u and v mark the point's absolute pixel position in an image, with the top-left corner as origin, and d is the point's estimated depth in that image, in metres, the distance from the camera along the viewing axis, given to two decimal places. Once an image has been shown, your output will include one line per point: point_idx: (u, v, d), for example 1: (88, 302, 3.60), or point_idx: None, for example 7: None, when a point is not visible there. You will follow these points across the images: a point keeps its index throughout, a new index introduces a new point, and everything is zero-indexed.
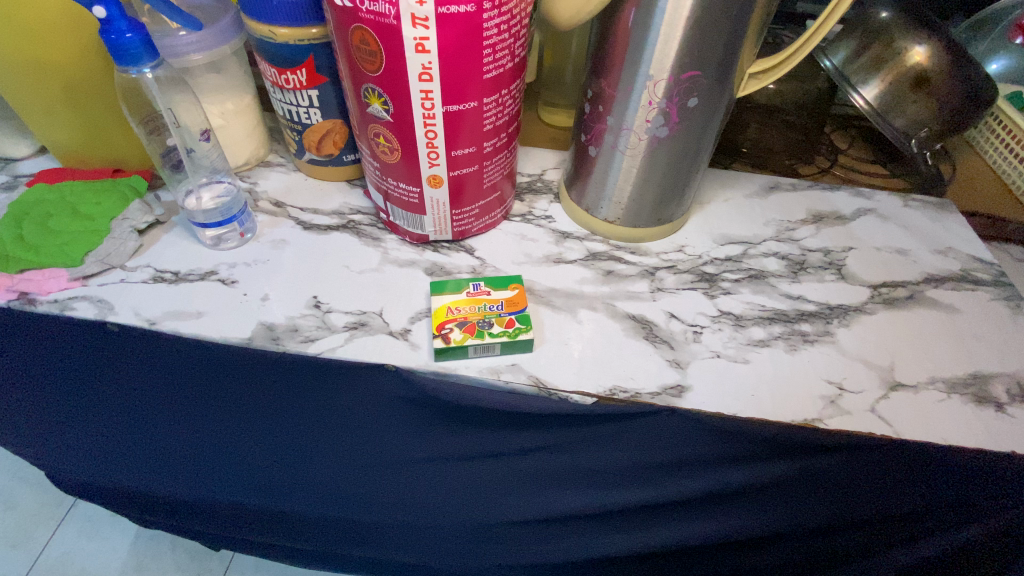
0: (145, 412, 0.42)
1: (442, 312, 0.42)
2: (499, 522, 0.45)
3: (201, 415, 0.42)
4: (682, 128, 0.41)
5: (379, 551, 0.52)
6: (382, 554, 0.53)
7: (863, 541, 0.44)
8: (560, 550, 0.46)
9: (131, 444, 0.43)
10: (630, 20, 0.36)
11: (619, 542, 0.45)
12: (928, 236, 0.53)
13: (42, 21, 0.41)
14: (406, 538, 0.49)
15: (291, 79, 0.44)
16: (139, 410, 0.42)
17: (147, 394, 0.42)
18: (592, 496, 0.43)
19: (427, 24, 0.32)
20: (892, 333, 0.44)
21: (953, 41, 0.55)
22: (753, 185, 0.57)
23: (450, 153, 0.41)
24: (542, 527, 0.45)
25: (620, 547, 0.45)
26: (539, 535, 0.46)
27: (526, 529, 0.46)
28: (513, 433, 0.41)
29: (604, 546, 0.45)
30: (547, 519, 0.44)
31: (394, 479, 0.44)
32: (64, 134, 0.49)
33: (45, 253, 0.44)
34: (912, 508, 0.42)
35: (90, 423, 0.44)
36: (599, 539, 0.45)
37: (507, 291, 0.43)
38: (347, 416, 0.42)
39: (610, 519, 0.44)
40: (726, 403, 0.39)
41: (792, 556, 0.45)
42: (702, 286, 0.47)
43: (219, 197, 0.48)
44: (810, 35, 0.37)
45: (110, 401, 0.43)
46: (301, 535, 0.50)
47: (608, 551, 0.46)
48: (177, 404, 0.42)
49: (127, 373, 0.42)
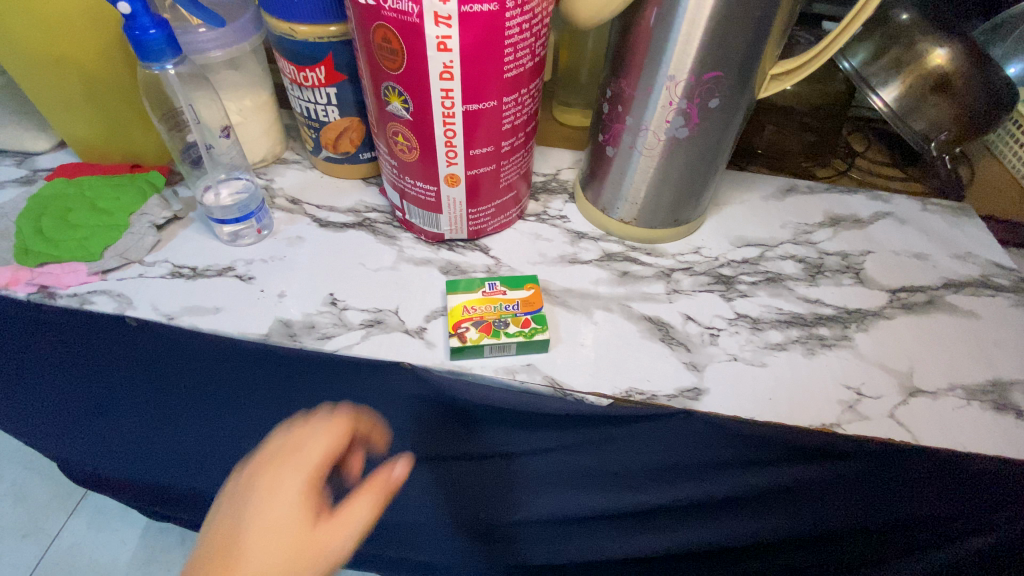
0: (156, 401, 0.43)
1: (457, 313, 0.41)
2: (505, 522, 0.46)
3: (205, 411, 0.43)
4: (702, 129, 0.40)
5: (390, 544, 0.53)
6: (394, 548, 0.54)
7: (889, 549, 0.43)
8: (564, 551, 0.47)
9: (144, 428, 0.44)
10: (652, 20, 0.36)
11: (626, 546, 0.45)
12: (947, 241, 0.52)
13: (65, 20, 0.41)
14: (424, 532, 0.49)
15: (310, 76, 0.44)
16: (154, 399, 0.43)
17: (154, 385, 0.43)
18: (599, 500, 0.43)
19: (450, 23, 0.32)
20: (911, 338, 0.44)
21: (972, 44, 0.54)
22: (770, 187, 0.57)
23: (468, 152, 0.40)
24: (548, 530, 0.46)
25: (622, 551, 0.45)
26: (558, 536, 0.46)
27: (532, 531, 0.46)
28: (530, 433, 0.41)
29: (609, 548, 0.46)
30: (553, 521, 0.45)
31: (407, 477, 0.45)
32: (83, 130, 0.49)
33: (65, 249, 0.44)
34: (938, 517, 0.41)
35: (100, 421, 0.45)
36: (603, 542, 0.45)
37: (524, 291, 0.43)
38: None
39: (616, 522, 0.44)
40: (744, 406, 0.39)
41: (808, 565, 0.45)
42: (718, 288, 0.47)
43: (237, 193, 0.48)
44: (835, 37, 0.37)
45: (119, 389, 0.43)
46: None
47: (610, 554, 0.46)
48: (184, 398, 0.43)
49: (142, 359, 0.42)
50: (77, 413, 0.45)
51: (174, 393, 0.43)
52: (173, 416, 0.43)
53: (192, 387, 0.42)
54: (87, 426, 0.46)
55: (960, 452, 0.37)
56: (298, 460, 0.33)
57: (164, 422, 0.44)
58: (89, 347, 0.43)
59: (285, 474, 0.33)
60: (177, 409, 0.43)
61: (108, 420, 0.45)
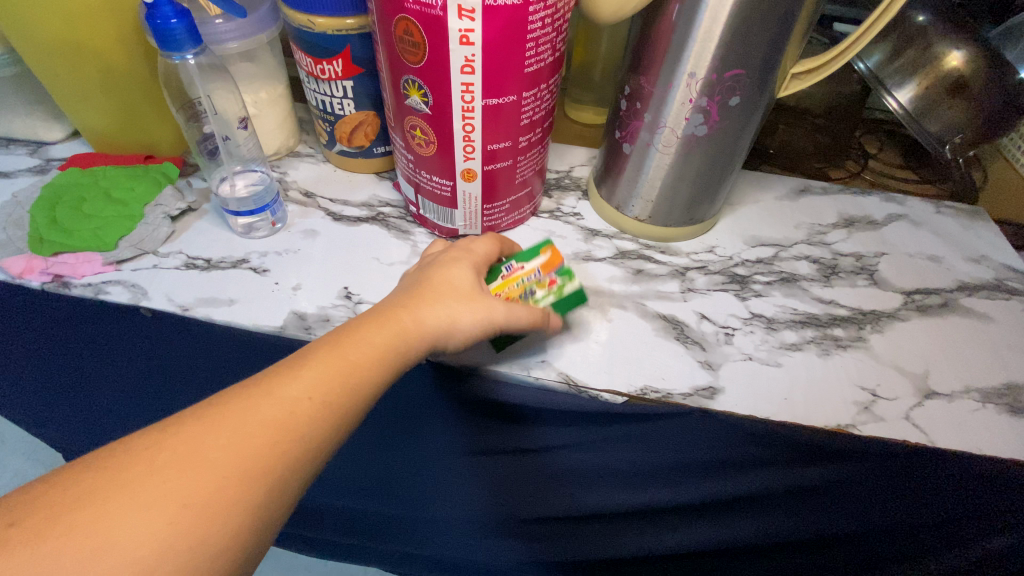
0: (198, 374, 0.47)
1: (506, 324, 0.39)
2: (541, 512, 0.50)
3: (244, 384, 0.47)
4: (721, 127, 0.40)
5: (429, 527, 0.58)
6: (430, 530, 0.58)
7: (909, 543, 0.46)
8: (598, 538, 0.51)
9: (192, 393, 0.49)
10: (674, 16, 0.36)
11: (654, 535, 0.50)
12: (960, 243, 0.52)
13: (82, 8, 0.41)
14: (473, 519, 0.54)
15: (327, 69, 0.44)
16: (196, 373, 0.47)
17: (192, 363, 0.45)
18: (626, 494, 0.47)
19: (473, 16, 0.32)
20: (926, 341, 0.43)
21: (990, 46, 0.54)
22: (783, 188, 0.57)
23: (486, 147, 0.40)
24: (582, 520, 0.50)
25: (654, 540, 0.50)
26: (599, 527, 0.50)
27: (568, 522, 0.50)
28: (551, 429, 0.43)
29: (639, 536, 0.50)
30: (586, 513, 0.49)
31: (442, 466, 0.49)
32: (98, 120, 0.49)
33: (78, 238, 0.44)
34: (957, 514, 0.42)
35: (148, 392, 0.49)
36: (633, 531, 0.50)
37: (545, 257, 0.40)
38: (394, 412, 0.46)
39: (642, 514, 0.48)
40: (761, 406, 0.38)
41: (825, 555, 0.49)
42: (733, 288, 0.47)
43: (253, 185, 0.48)
44: (858, 36, 0.36)
45: (157, 367, 0.46)
46: (355, 491, 0.56)
47: (643, 543, 0.50)
48: (222, 373, 0.46)
49: (166, 344, 0.44)
50: (119, 386, 0.49)
51: (211, 369, 0.46)
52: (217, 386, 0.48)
53: (229, 366, 0.45)
54: (133, 396, 0.50)
55: (973, 455, 0.37)
56: (477, 254, 0.38)
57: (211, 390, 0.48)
58: (115, 335, 0.44)
59: (471, 255, 0.38)
60: (220, 381, 0.47)
61: (153, 390, 0.49)
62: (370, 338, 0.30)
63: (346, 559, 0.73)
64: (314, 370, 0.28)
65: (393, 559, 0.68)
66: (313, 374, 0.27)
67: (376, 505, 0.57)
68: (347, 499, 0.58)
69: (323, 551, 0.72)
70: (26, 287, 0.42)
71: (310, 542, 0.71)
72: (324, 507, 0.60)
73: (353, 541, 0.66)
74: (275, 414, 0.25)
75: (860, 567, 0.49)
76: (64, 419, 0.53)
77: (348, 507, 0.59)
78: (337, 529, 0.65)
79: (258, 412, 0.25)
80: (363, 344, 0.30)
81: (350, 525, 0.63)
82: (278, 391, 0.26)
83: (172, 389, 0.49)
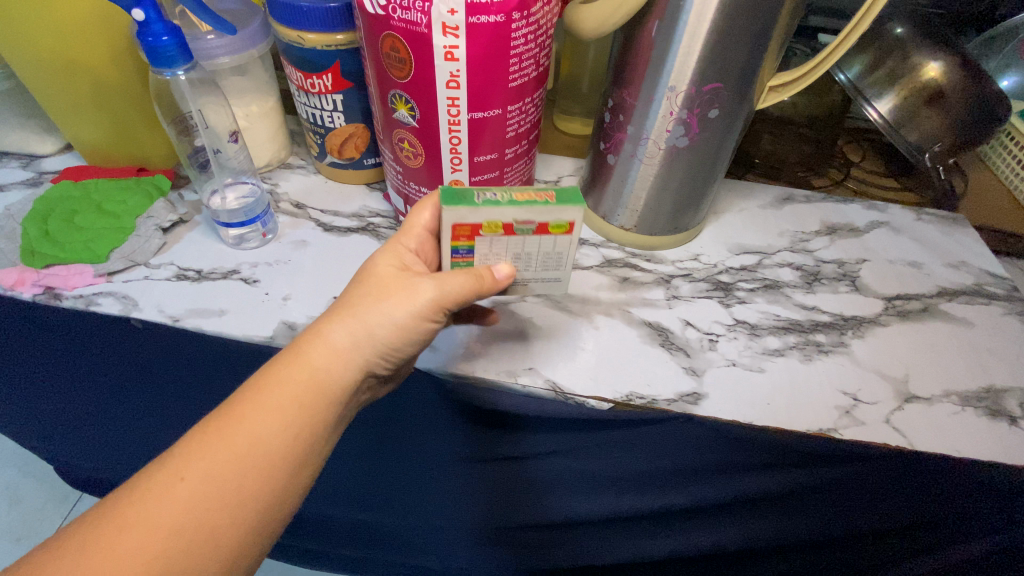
0: (185, 385, 0.47)
1: (560, 229, 0.34)
2: (533, 520, 0.50)
3: (233, 394, 0.47)
4: (702, 138, 0.41)
5: (418, 535, 0.58)
6: (419, 537, 0.58)
7: (898, 543, 0.47)
8: (590, 543, 0.52)
9: (177, 403, 0.49)
10: (653, 31, 0.37)
11: (645, 540, 0.50)
12: (940, 249, 0.53)
13: (75, 24, 0.42)
14: (467, 528, 0.54)
15: (317, 83, 0.45)
16: (182, 384, 0.47)
17: (182, 375, 0.46)
18: (616, 500, 0.47)
19: (458, 33, 0.33)
20: (906, 345, 0.44)
21: (967, 59, 0.55)
22: (767, 196, 0.58)
23: (473, 159, 0.41)
24: (573, 527, 0.51)
25: (646, 545, 0.51)
26: (597, 533, 0.51)
27: (558, 528, 0.51)
28: (541, 437, 0.44)
29: (630, 541, 0.51)
30: (577, 519, 0.49)
31: (433, 474, 0.50)
32: (90, 133, 0.49)
33: (70, 251, 0.44)
34: (948, 515, 0.43)
35: (134, 403, 0.49)
36: (626, 537, 0.50)
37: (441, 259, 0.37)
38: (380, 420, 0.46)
39: (634, 520, 0.48)
40: (743, 411, 0.39)
41: (811, 553, 0.50)
42: (717, 295, 0.47)
43: (242, 197, 0.48)
44: (830, 51, 0.37)
45: (145, 377, 0.46)
46: (345, 501, 0.56)
47: (636, 547, 0.51)
48: (211, 383, 0.46)
49: (156, 354, 0.44)
50: (106, 398, 0.49)
51: (197, 379, 0.46)
52: (204, 395, 0.48)
53: (217, 377, 0.46)
54: (119, 408, 0.50)
55: (952, 457, 0.38)
56: (415, 234, 0.37)
57: (198, 399, 0.48)
58: (104, 346, 0.44)
59: (408, 242, 0.37)
60: (208, 390, 0.47)
61: (140, 402, 0.49)
62: (284, 416, 0.30)
63: (337, 570, 0.72)
64: (207, 469, 0.28)
65: (385, 568, 0.69)
66: (217, 465, 0.28)
67: (369, 515, 0.57)
68: (337, 509, 0.58)
69: (314, 562, 0.72)
70: (18, 298, 0.43)
71: (300, 554, 0.71)
72: (315, 518, 0.60)
73: (347, 551, 0.66)
74: (175, 519, 0.27)
75: (847, 565, 0.50)
76: (52, 433, 0.53)
77: (338, 517, 0.59)
78: (329, 539, 0.64)
79: (176, 511, 0.27)
80: (290, 415, 0.30)
81: (341, 535, 0.63)
82: (189, 482, 0.28)
83: (162, 401, 0.49)
